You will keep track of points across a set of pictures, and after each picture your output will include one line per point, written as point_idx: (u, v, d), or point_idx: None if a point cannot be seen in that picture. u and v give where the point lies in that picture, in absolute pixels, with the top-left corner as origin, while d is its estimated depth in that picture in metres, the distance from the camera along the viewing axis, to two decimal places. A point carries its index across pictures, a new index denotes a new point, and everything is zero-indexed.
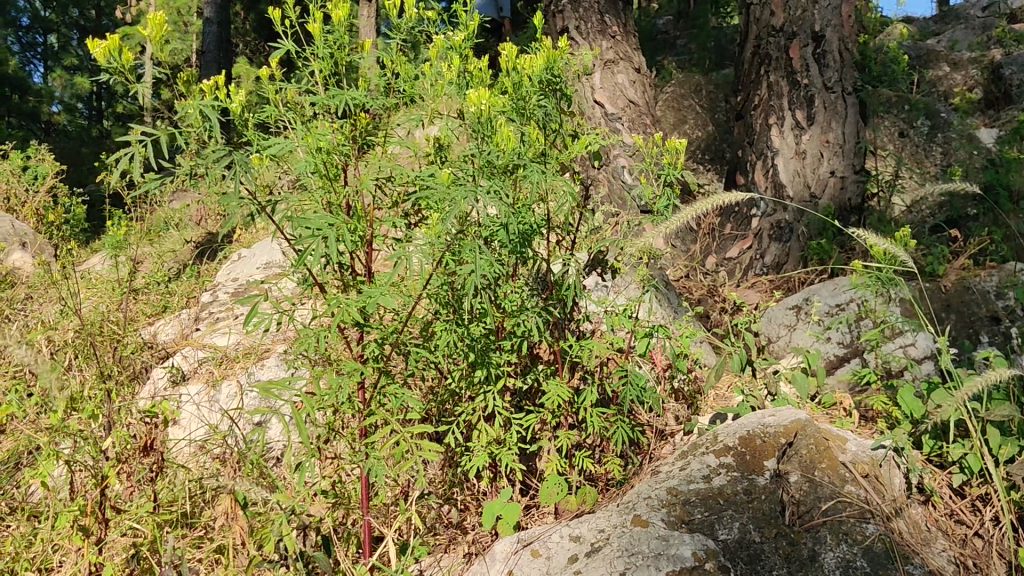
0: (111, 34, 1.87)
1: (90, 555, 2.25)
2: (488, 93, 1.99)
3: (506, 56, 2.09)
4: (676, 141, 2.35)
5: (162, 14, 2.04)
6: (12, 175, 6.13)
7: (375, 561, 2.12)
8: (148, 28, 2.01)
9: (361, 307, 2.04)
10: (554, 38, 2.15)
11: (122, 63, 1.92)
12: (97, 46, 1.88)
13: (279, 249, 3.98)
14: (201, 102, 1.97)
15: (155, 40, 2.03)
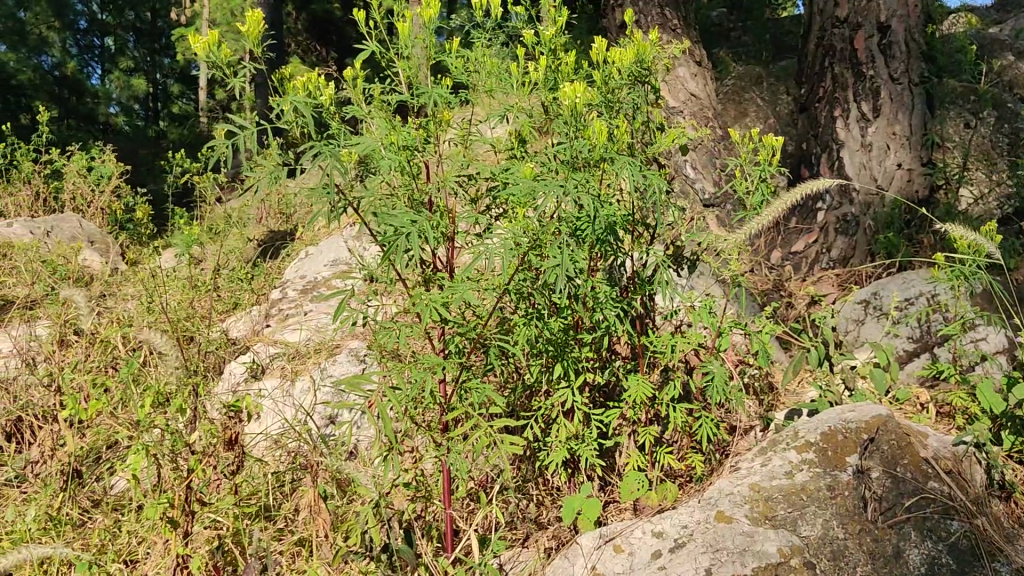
0: (207, 29, 2.04)
1: (177, 548, 2.25)
2: (582, 87, 2.04)
3: (597, 48, 2.12)
4: (771, 137, 2.30)
5: (260, 12, 2.15)
6: (77, 174, 6.28)
7: (457, 554, 2.14)
8: (246, 23, 2.12)
9: (443, 302, 2.05)
10: (647, 31, 2.15)
11: (221, 58, 2.08)
12: (198, 42, 2.06)
13: (346, 247, 4.03)
14: (292, 98, 2.02)
15: (252, 36, 2.15)
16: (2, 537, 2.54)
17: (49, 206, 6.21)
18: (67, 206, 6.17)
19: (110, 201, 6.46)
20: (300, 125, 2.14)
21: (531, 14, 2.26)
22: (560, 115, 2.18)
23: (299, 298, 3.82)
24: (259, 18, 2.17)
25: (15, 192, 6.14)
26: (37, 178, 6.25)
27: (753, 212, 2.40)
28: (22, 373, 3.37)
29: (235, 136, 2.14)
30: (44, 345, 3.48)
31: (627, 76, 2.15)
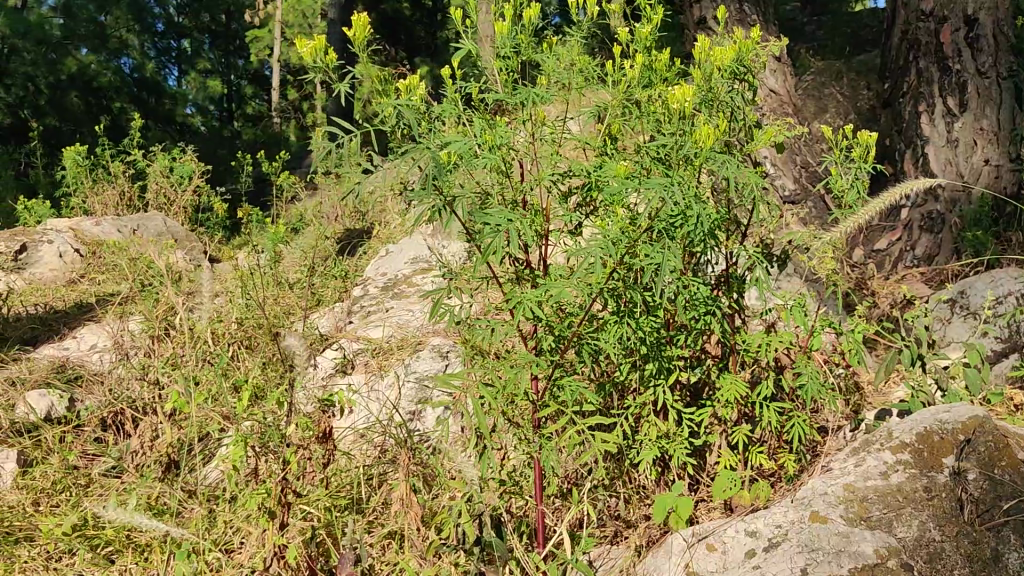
0: (309, 34, 2.18)
1: (273, 537, 2.28)
2: (687, 88, 2.12)
3: (700, 46, 2.20)
4: (869, 134, 2.28)
5: (365, 17, 2.21)
6: (161, 174, 6.46)
7: (550, 549, 2.16)
8: (351, 28, 2.20)
9: (536, 300, 2.07)
10: (748, 29, 2.21)
11: (325, 63, 2.20)
12: (302, 46, 2.20)
13: (426, 245, 4.07)
14: (393, 101, 2.13)
15: (359, 41, 2.22)
16: (105, 526, 2.62)
17: (133, 205, 6.39)
18: (151, 205, 6.34)
19: (193, 200, 6.65)
20: (400, 127, 2.23)
21: (627, 13, 2.32)
22: (656, 114, 2.23)
23: (380, 295, 3.87)
24: (366, 22, 2.24)
25: (101, 192, 6.33)
26: (122, 178, 6.44)
27: (849, 210, 2.39)
28: (117, 367, 3.48)
29: (338, 143, 2.27)
30: (137, 340, 3.59)
31: (727, 74, 2.21)
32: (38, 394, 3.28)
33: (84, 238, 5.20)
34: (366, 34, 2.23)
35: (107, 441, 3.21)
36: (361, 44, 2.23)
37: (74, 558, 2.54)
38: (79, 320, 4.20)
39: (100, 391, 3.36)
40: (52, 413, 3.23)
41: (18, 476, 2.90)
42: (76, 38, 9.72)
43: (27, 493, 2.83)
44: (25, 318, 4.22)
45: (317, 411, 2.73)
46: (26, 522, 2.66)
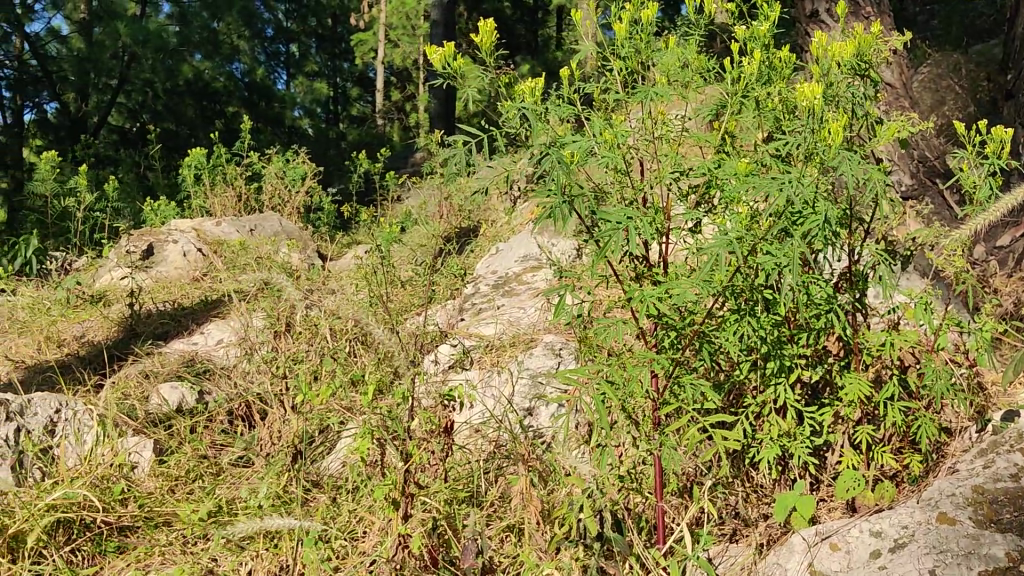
0: (439, 41, 2.32)
1: (397, 526, 2.37)
2: (811, 86, 2.09)
3: (822, 44, 2.20)
4: (999, 128, 2.23)
5: (491, 24, 2.36)
6: (275, 176, 6.72)
7: (669, 545, 2.19)
8: (478, 33, 2.35)
9: (657, 298, 2.09)
10: (871, 23, 2.19)
11: (454, 67, 2.34)
12: (431, 54, 2.33)
13: (536, 243, 4.11)
14: (515, 103, 2.20)
15: (485, 44, 2.34)
16: (238, 512, 2.74)
17: (250, 207, 6.64)
18: (267, 206, 6.59)
19: (304, 201, 6.88)
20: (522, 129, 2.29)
21: (745, 11, 2.34)
22: (777, 111, 2.23)
23: (491, 293, 3.93)
24: (493, 28, 2.36)
25: (220, 193, 6.60)
26: (240, 180, 6.71)
27: (978, 207, 2.33)
28: (242, 361, 3.63)
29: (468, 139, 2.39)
30: (261, 336, 3.74)
31: (849, 70, 2.19)
32: (171, 386, 3.46)
33: (206, 239, 5.43)
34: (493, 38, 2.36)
35: (234, 432, 3.35)
36: (489, 49, 2.35)
37: (208, 542, 2.66)
38: (204, 317, 4.39)
39: (227, 384, 3.53)
40: (184, 404, 3.40)
41: (154, 464, 3.04)
42: (191, 45, 10.01)
43: (164, 480, 2.97)
44: (156, 314, 4.45)
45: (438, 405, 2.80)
46: (164, 508, 2.80)
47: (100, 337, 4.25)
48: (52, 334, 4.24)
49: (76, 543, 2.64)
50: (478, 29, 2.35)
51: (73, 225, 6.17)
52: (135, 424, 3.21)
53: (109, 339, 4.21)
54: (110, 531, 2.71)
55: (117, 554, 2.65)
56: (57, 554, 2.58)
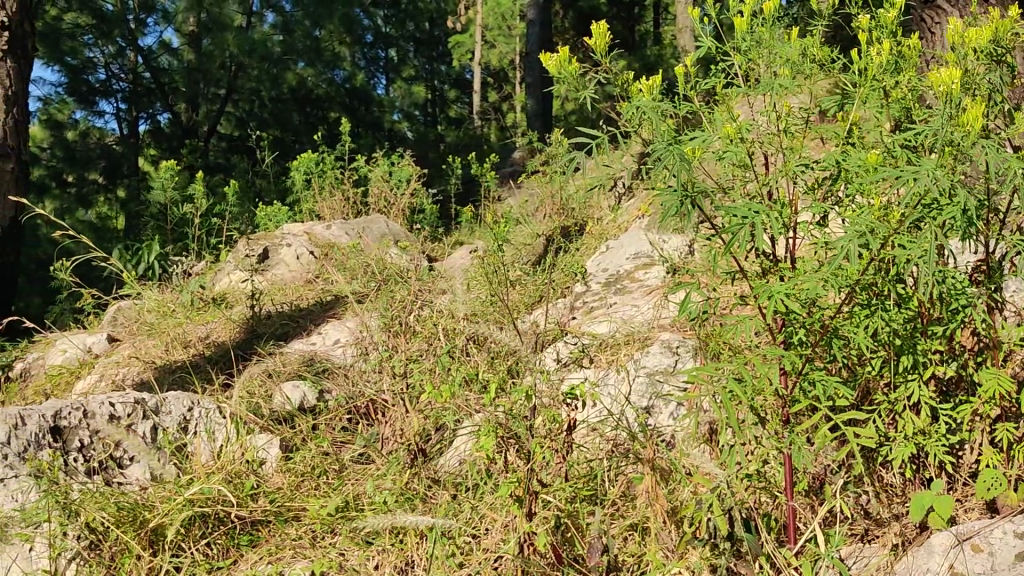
0: (554, 48, 2.47)
1: (522, 524, 2.38)
2: (945, 75, 2.04)
3: (951, 30, 2.15)
4: None
5: (603, 25, 2.38)
6: (381, 179, 6.87)
7: (801, 545, 2.17)
8: (591, 38, 2.38)
9: (787, 294, 2.07)
10: (1004, 8, 2.14)
11: (570, 72, 2.48)
12: (548, 58, 2.50)
13: (648, 240, 4.08)
14: (636, 102, 2.24)
15: (598, 47, 2.39)
16: (365, 508, 2.80)
17: (358, 209, 6.81)
18: (373, 208, 6.76)
19: (410, 203, 6.99)
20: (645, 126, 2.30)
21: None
22: (905, 100, 2.19)
23: (602, 291, 3.93)
24: (606, 29, 2.38)
25: (329, 197, 6.80)
26: (347, 184, 6.89)
27: None
28: (358, 361, 3.72)
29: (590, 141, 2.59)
30: (376, 335, 3.82)
31: (981, 57, 2.14)
32: (292, 385, 3.58)
33: (318, 241, 5.58)
34: (607, 39, 2.40)
35: (354, 429, 3.43)
36: (603, 50, 2.40)
37: (336, 537, 2.73)
38: (320, 317, 4.52)
39: (345, 382, 3.62)
40: (305, 403, 3.52)
41: (281, 460, 3.13)
42: (295, 53, 10.39)
43: (291, 476, 3.06)
44: (275, 316, 4.60)
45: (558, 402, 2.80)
46: (294, 503, 2.87)
47: (224, 339, 4.43)
48: (178, 335, 4.42)
49: (212, 536, 2.73)
50: (591, 31, 2.40)
51: (191, 230, 6.43)
52: (261, 421, 3.32)
53: (232, 340, 4.38)
54: (243, 525, 2.81)
55: (250, 547, 2.74)
56: (195, 547, 2.68)
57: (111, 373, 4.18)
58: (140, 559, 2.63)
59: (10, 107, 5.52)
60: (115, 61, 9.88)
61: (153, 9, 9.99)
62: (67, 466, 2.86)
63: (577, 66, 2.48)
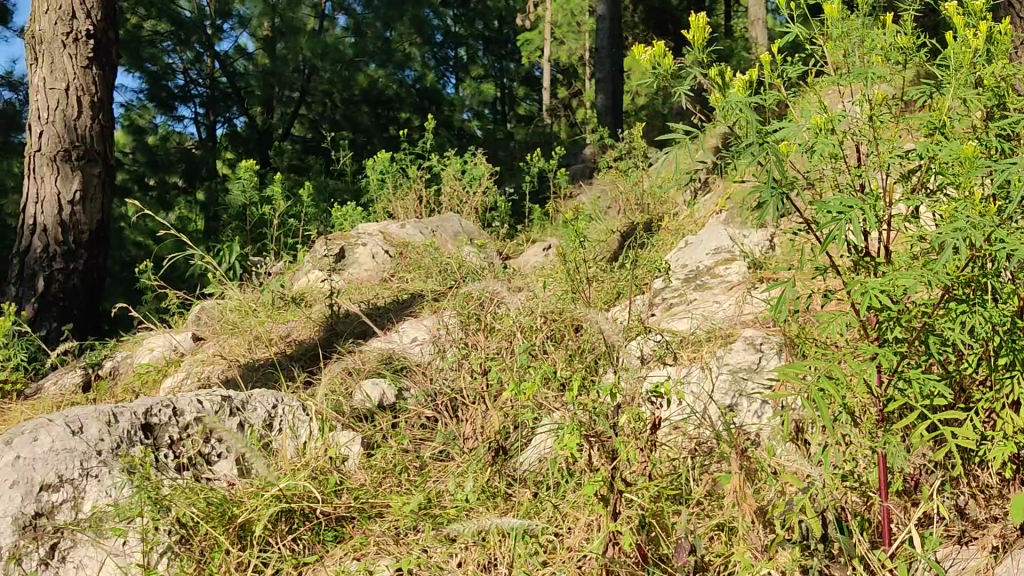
0: (650, 40, 2.48)
1: (607, 523, 2.35)
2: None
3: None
4: None
5: (702, 18, 2.45)
6: (453, 178, 6.91)
7: (896, 547, 2.12)
8: (689, 30, 2.44)
9: (882, 289, 2.01)
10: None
11: (664, 68, 2.48)
12: (643, 53, 2.51)
13: (728, 235, 4.02)
14: (735, 96, 2.21)
15: (697, 39, 2.44)
16: (447, 505, 2.81)
17: (431, 208, 6.85)
18: (447, 207, 6.79)
19: (482, 201, 7.00)
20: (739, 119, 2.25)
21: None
22: (1002, 88, 2.12)
23: (682, 287, 3.90)
24: (704, 23, 2.45)
25: (402, 197, 6.85)
26: (420, 183, 6.93)
27: None
28: (437, 359, 3.75)
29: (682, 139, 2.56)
30: (453, 332, 3.83)
31: None
32: (372, 382, 3.60)
33: (393, 240, 5.62)
34: (704, 32, 2.44)
35: (434, 427, 3.45)
36: (701, 44, 2.45)
37: (419, 534, 2.74)
38: (398, 316, 4.55)
39: (424, 380, 3.65)
40: (385, 401, 3.55)
41: (363, 457, 3.16)
42: (366, 56, 10.43)
43: (373, 473, 3.08)
44: (354, 315, 4.65)
45: (643, 400, 2.77)
46: (377, 500, 2.90)
47: (304, 338, 4.50)
48: (260, 334, 4.51)
49: (298, 532, 2.77)
50: (689, 24, 2.45)
51: (269, 231, 6.55)
52: (343, 419, 3.37)
53: (312, 339, 4.44)
54: (328, 521, 2.84)
55: (335, 543, 2.77)
56: (281, 543, 2.73)
57: (196, 371, 4.27)
58: (229, 553, 2.67)
59: (96, 112, 5.70)
60: (193, 67, 10.25)
61: (228, 15, 10.25)
62: (159, 462, 2.95)
63: (671, 62, 2.47)
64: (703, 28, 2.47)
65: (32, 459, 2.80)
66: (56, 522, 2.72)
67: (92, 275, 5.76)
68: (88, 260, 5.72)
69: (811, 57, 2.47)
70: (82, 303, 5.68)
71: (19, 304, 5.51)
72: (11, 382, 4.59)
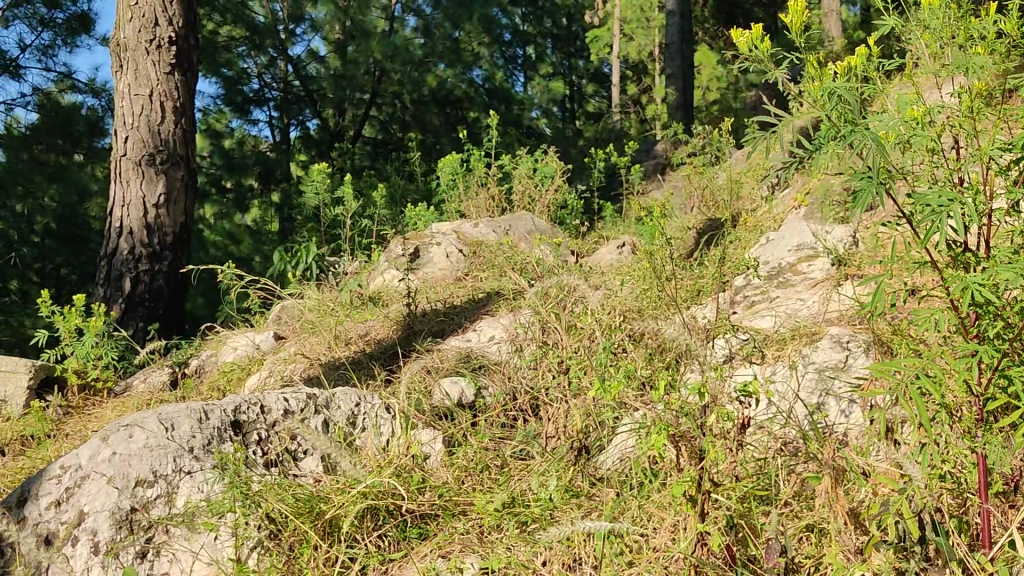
0: (750, 22, 2.43)
1: (695, 524, 2.32)
2: None
3: None
4: None
5: (798, 4, 2.54)
6: (525, 176, 6.92)
7: (997, 550, 2.07)
8: (789, 13, 2.51)
9: (983, 285, 1.96)
10: None
11: (762, 52, 2.45)
12: (740, 35, 2.44)
13: (811, 230, 3.92)
14: (828, 83, 2.33)
15: (795, 24, 2.52)
16: (531, 503, 2.81)
17: (503, 207, 6.87)
18: (519, 205, 6.79)
19: (554, 200, 6.99)
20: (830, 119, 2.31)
21: None
22: None
23: (764, 284, 3.84)
24: (802, 8, 2.54)
25: (474, 196, 6.88)
26: (492, 182, 6.96)
27: None
28: (515, 358, 3.76)
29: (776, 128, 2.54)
30: (531, 330, 3.83)
31: None
32: (451, 380, 3.62)
33: (466, 240, 5.65)
34: (802, 17, 2.54)
35: (513, 425, 3.44)
36: (798, 29, 2.53)
37: (503, 532, 2.74)
38: (474, 314, 4.56)
39: (503, 379, 3.65)
40: (463, 399, 3.53)
41: (444, 455, 3.17)
42: (435, 56, 10.53)
43: (456, 471, 3.09)
44: (430, 313, 4.68)
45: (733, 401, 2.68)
46: (461, 497, 2.92)
47: (383, 336, 4.55)
48: (340, 333, 4.57)
49: (383, 528, 2.81)
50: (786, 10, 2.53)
51: (344, 231, 6.64)
52: (424, 417, 3.39)
53: (390, 338, 4.49)
54: (413, 518, 2.87)
55: (420, 540, 2.80)
56: (368, 539, 2.76)
57: (279, 370, 4.35)
58: (317, 549, 2.71)
59: (179, 117, 5.83)
60: (268, 71, 10.62)
61: (301, 19, 10.68)
62: (248, 459, 3.01)
63: (769, 46, 2.45)
64: (799, 16, 2.55)
65: (128, 456, 2.89)
66: (151, 516, 2.79)
67: (175, 276, 5.90)
68: (172, 262, 5.86)
69: (902, 49, 2.42)
70: (167, 303, 5.84)
71: (107, 304, 5.70)
72: (102, 381, 4.75)
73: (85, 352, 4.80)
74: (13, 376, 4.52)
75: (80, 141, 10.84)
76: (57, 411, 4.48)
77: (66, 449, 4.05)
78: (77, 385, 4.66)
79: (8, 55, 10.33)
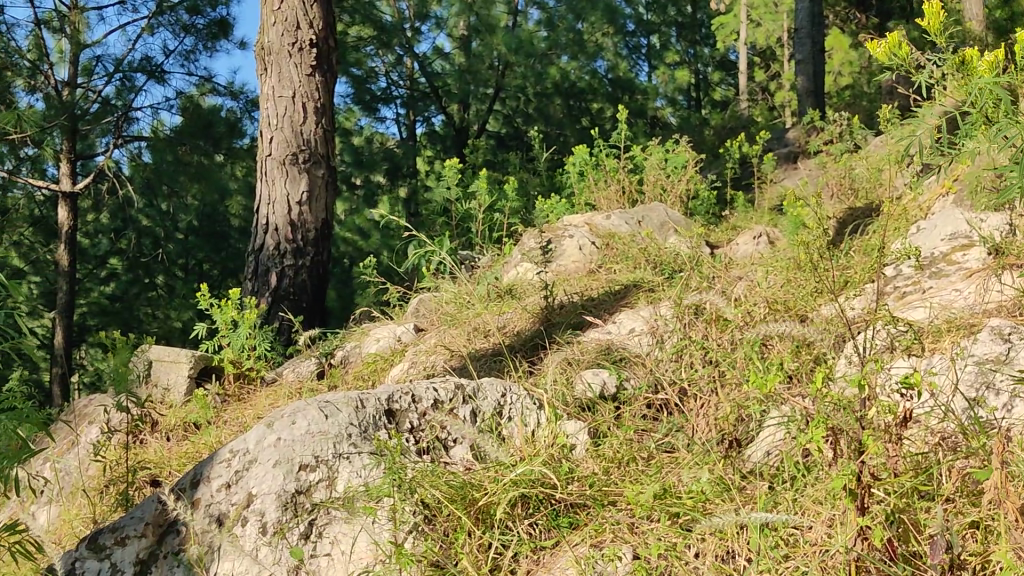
0: (882, 38, 2.89)
1: (856, 518, 2.29)
2: None
3: None
4: None
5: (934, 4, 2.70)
6: (657, 167, 6.91)
7: None
8: (924, 18, 2.73)
9: None
10: None
11: (901, 56, 2.89)
12: (876, 49, 2.94)
13: (965, 218, 3.84)
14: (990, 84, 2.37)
15: (932, 26, 2.73)
16: (682, 496, 2.80)
17: (634, 198, 6.87)
18: (650, 196, 6.77)
19: (687, 191, 6.93)
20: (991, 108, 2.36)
21: None
22: None
23: (915, 275, 3.76)
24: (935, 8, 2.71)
25: (605, 188, 6.89)
26: (623, 173, 6.96)
27: None
28: (655, 349, 3.78)
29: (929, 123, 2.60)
30: (671, 322, 3.84)
31: None
32: (593, 372, 3.65)
33: (599, 232, 5.67)
34: (938, 17, 2.71)
35: (657, 417, 3.46)
36: (936, 29, 2.73)
37: (654, 523, 2.75)
38: (613, 306, 4.57)
39: (646, 372, 3.66)
40: (606, 390, 3.58)
41: (591, 446, 3.21)
42: (558, 48, 10.53)
43: (603, 461, 3.12)
44: (568, 306, 4.72)
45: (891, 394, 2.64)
46: (611, 488, 2.94)
47: (521, 329, 4.62)
48: (479, 325, 4.67)
49: (534, 516, 2.86)
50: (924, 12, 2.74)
51: (477, 225, 6.76)
52: (568, 408, 3.44)
53: (529, 330, 4.56)
54: (564, 507, 2.91)
55: (570, 529, 2.84)
56: (520, 526, 2.83)
57: (421, 360, 4.51)
58: (471, 535, 2.80)
59: (320, 117, 6.05)
60: (395, 69, 10.98)
61: (427, 17, 10.92)
62: (402, 446, 3.12)
63: (906, 51, 2.87)
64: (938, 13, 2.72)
65: (291, 441, 3.04)
66: (314, 499, 2.92)
67: (318, 270, 6.13)
68: (315, 257, 6.09)
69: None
70: (310, 296, 6.07)
71: (255, 297, 5.96)
72: (256, 370, 4.98)
73: (240, 343, 5.06)
74: (176, 365, 4.83)
75: (220, 142, 10.81)
76: (216, 399, 4.74)
77: (225, 435, 4.27)
78: (233, 374, 4.91)
79: (155, 61, 10.89)
